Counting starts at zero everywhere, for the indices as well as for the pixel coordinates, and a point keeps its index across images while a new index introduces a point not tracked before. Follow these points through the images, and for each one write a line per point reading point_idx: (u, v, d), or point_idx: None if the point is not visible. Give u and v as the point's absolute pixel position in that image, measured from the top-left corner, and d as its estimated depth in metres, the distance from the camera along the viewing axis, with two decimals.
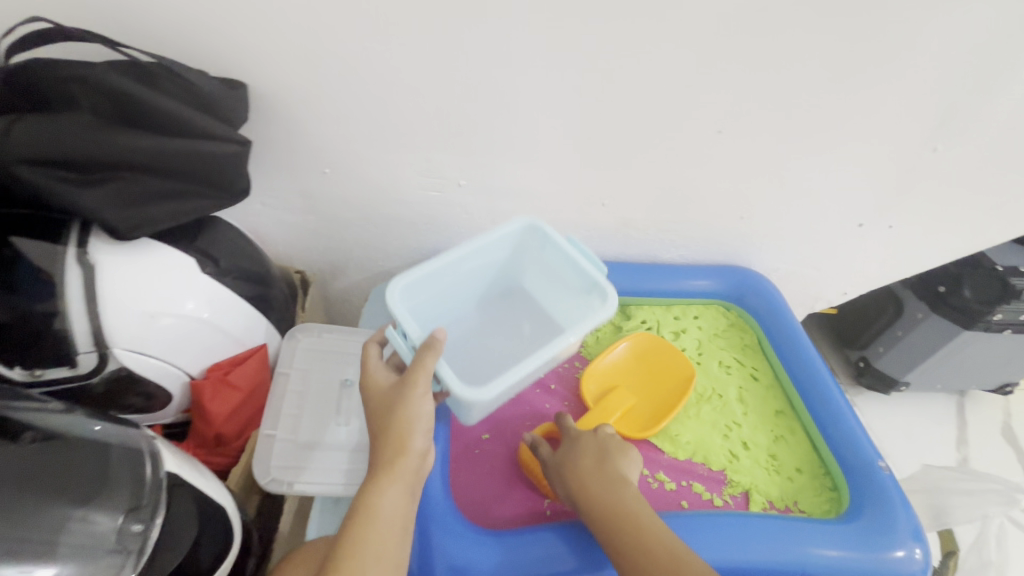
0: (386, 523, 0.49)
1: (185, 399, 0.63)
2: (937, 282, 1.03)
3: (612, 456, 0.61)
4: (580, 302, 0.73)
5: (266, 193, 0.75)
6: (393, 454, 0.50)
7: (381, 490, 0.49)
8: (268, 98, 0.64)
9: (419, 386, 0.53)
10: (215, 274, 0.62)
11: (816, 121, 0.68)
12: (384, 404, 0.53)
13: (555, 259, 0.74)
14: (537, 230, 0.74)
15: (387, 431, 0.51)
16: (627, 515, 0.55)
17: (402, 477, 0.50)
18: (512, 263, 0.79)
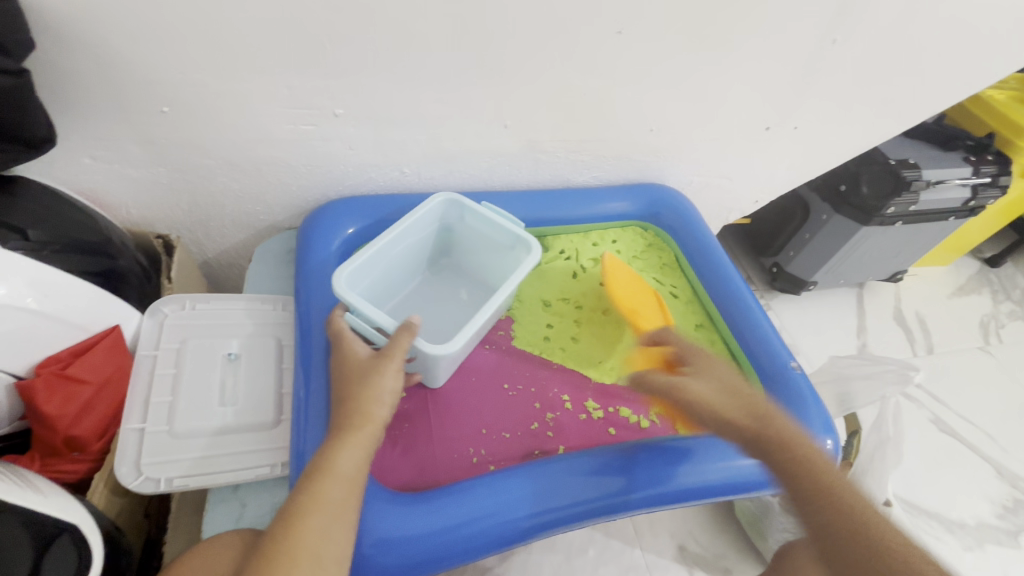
0: (344, 485, 0.44)
1: (16, 404, 0.51)
2: (838, 181, 1.06)
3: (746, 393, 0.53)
4: (508, 259, 0.72)
5: (89, 144, 0.60)
6: (361, 417, 0.48)
7: (343, 450, 0.45)
8: (57, 19, 0.48)
9: (393, 362, 0.51)
10: (24, 248, 0.51)
11: (720, 16, 0.63)
12: (356, 372, 0.51)
13: (479, 224, 0.71)
14: (455, 201, 0.71)
15: (356, 396, 0.49)
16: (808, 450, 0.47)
17: (364, 442, 0.47)
18: (440, 241, 0.75)
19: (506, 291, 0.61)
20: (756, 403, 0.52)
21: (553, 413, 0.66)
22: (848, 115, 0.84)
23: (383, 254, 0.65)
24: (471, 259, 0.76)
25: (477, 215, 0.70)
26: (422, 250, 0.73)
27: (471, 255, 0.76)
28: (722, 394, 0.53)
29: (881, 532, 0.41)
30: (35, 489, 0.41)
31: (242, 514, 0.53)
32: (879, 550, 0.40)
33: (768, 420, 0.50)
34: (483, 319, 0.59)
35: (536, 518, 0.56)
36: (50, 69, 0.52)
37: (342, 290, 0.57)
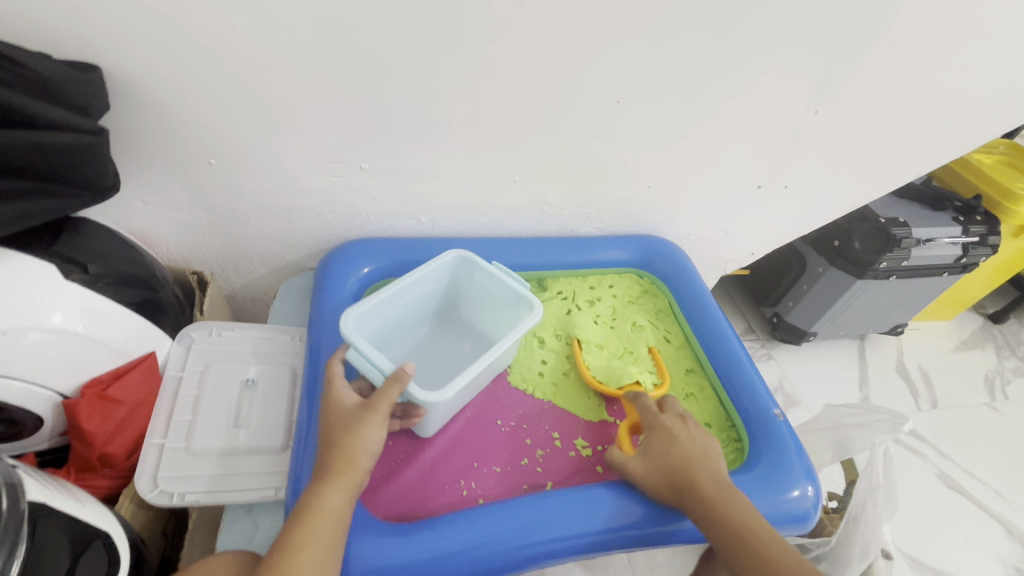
0: (327, 525, 0.49)
1: (59, 421, 0.56)
2: (832, 237, 1.10)
3: (671, 435, 0.62)
4: (513, 315, 0.76)
5: (141, 189, 0.67)
6: (347, 465, 0.51)
7: (329, 495, 0.50)
8: (131, 84, 0.56)
9: (379, 415, 0.53)
10: (85, 282, 0.56)
11: (707, 90, 0.71)
12: (343, 420, 0.53)
13: (486, 280, 0.76)
14: (466, 259, 0.76)
15: (342, 443, 0.52)
16: (692, 475, 0.59)
17: (347, 485, 0.51)
18: (449, 294, 0.80)
19: (503, 344, 0.65)
20: (688, 479, 0.58)
21: (544, 451, 0.68)
22: (834, 177, 0.90)
23: (392, 299, 0.70)
24: (477, 312, 0.81)
25: (486, 273, 0.75)
26: (431, 298, 0.78)
27: (478, 309, 0.81)
28: (691, 472, 0.59)
29: (710, 507, 0.56)
30: (75, 498, 0.45)
31: (254, 534, 0.56)
32: (693, 492, 0.58)
33: (705, 497, 0.57)
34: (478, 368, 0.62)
35: (526, 547, 0.58)
36: (120, 126, 0.60)
37: (348, 330, 0.61)
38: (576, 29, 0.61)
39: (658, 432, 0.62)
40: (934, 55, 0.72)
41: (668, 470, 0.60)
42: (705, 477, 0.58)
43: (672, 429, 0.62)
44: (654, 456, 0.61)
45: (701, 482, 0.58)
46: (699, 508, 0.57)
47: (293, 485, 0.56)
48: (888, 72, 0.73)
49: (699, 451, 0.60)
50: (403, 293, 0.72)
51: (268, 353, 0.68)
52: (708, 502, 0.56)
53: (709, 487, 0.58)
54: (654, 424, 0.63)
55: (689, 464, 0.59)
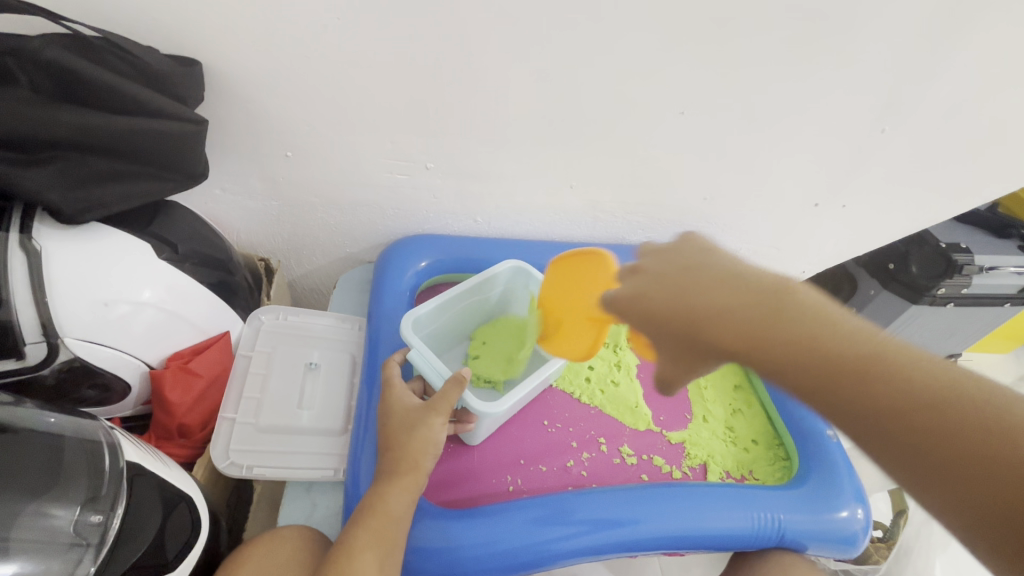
0: (391, 525, 0.50)
1: (144, 390, 0.60)
2: (886, 259, 1.08)
3: (695, 289, 0.42)
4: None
5: (222, 176, 0.71)
6: (410, 465, 0.52)
7: (394, 495, 0.51)
8: (227, 79, 0.60)
9: (440, 416, 0.53)
10: (172, 259, 0.60)
11: (774, 105, 0.71)
12: (404, 422, 0.53)
13: (541, 295, 0.77)
14: (525, 271, 0.77)
15: (406, 446, 0.52)
16: (866, 379, 0.34)
17: (410, 486, 0.52)
18: (505, 301, 0.81)
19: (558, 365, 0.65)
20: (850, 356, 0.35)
21: (589, 454, 0.69)
22: (895, 198, 0.88)
23: (448, 306, 0.71)
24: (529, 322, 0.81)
25: (545, 288, 0.75)
26: (485, 307, 0.79)
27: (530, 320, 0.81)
28: (847, 336, 0.36)
29: (945, 440, 0.31)
30: (163, 462, 0.48)
31: (312, 511, 0.59)
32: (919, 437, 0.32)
33: (934, 416, 0.32)
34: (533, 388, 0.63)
35: (570, 545, 0.59)
36: (211, 117, 0.64)
37: (409, 334, 0.63)
38: (648, 42, 0.62)
39: (701, 295, 0.41)
40: (1015, 78, 0.70)
41: (718, 318, 0.40)
42: (881, 369, 0.34)
43: (797, 310, 0.38)
44: (718, 343, 0.39)
45: (848, 386, 0.34)
46: (929, 461, 0.32)
47: (354, 465, 0.58)
48: (964, 94, 0.72)
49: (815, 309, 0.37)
50: (461, 296, 0.73)
51: (329, 340, 0.71)
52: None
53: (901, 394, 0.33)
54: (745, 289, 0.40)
55: (850, 356, 0.35)
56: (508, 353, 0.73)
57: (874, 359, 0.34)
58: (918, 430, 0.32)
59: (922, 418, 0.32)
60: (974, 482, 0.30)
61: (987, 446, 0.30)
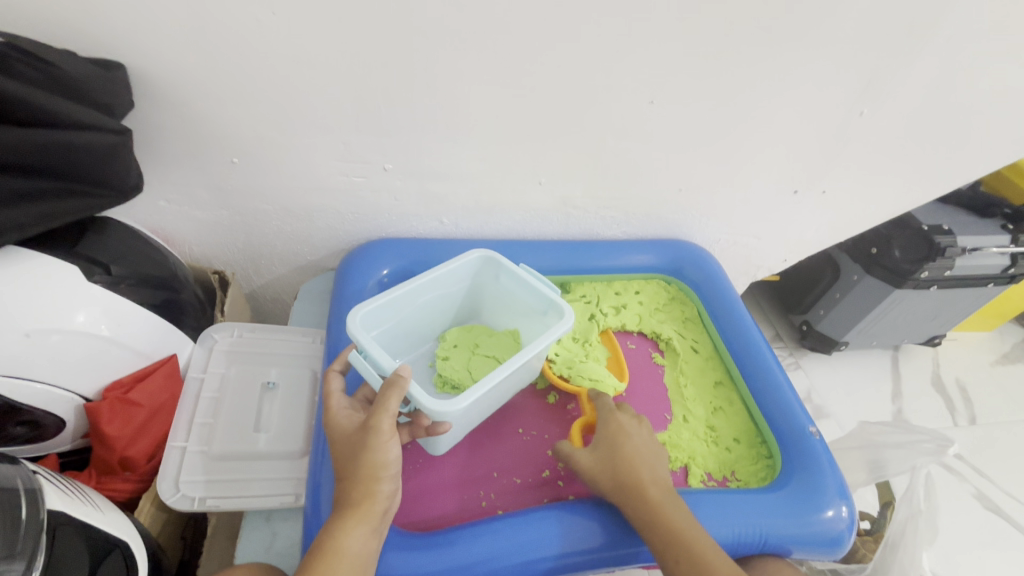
0: (348, 565, 0.46)
1: (81, 423, 0.56)
2: (869, 244, 1.05)
3: (629, 440, 0.61)
4: (541, 324, 0.72)
5: (163, 187, 0.67)
6: (363, 496, 0.48)
7: (348, 532, 0.47)
8: (157, 83, 0.55)
9: (383, 435, 0.48)
10: (107, 283, 0.55)
11: (746, 91, 0.68)
12: (348, 448, 0.49)
13: (511, 285, 0.73)
14: (492, 261, 0.73)
15: (354, 475, 0.48)
16: (639, 485, 0.58)
17: (367, 518, 0.48)
18: (474, 295, 0.77)
19: (527, 355, 0.60)
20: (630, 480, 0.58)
21: (566, 463, 0.66)
22: (876, 183, 0.86)
23: (410, 297, 0.67)
24: (501, 315, 0.77)
25: (512, 276, 0.71)
26: (453, 302, 0.75)
27: (502, 314, 0.77)
28: (639, 441, 0.61)
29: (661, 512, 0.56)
30: (95, 506, 0.45)
31: (272, 542, 0.55)
32: (645, 496, 0.57)
33: (658, 509, 0.56)
34: (497, 378, 0.57)
35: (545, 562, 0.56)
36: (144, 124, 0.59)
37: (356, 329, 0.57)
38: (610, 30, 0.58)
39: (617, 433, 0.62)
40: (995, 54, 0.67)
41: (612, 463, 0.59)
42: (652, 480, 0.59)
43: (630, 461, 0.59)
44: (601, 457, 0.60)
45: (632, 499, 0.57)
46: (634, 494, 0.57)
47: (313, 491, 0.55)
48: (943, 73, 0.69)
49: (651, 450, 0.62)
50: (423, 290, 0.69)
51: (288, 356, 0.67)
52: (659, 510, 0.56)
53: (639, 487, 0.58)
54: (637, 455, 0.60)
55: (647, 489, 0.58)
56: (479, 356, 0.70)
57: (639, 492, 0.57)
58: (632, 484, 0.58)
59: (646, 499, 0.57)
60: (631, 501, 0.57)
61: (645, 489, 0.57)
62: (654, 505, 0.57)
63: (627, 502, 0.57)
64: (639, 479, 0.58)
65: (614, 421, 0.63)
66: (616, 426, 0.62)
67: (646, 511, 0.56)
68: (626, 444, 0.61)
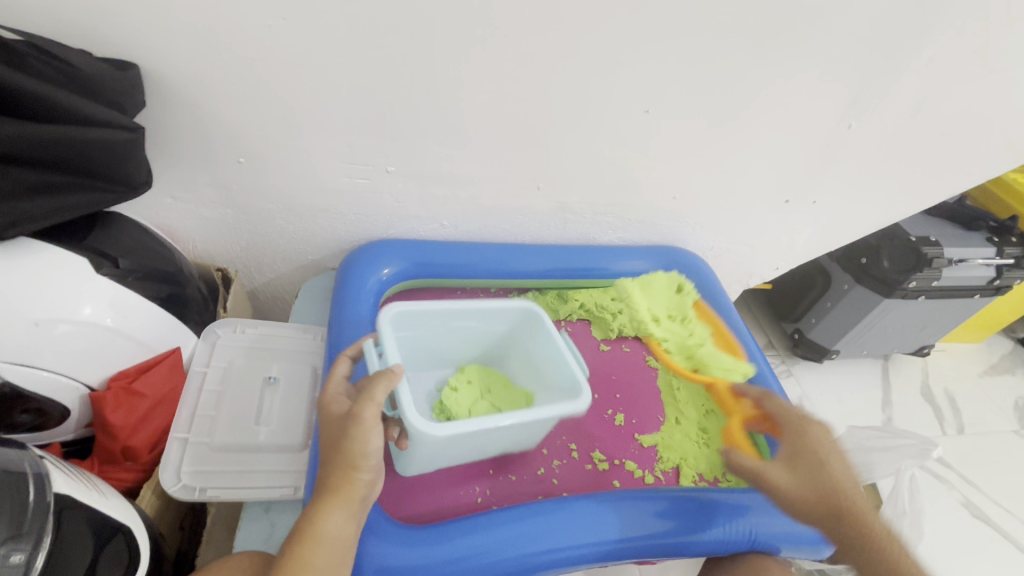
0: (326, 548, 0.47)
1: (84, 413, 0.57)
2: (859, 254, 1.08)
3: (834, 457, 0.59)
4: (559, 397, 0.67)
5: (171, 184, 0.68)
6: (341, 481, 0.49)
7: (326, 516, 0.48)
8: (169, 84, 0.57)
9: (365, 424, 0.48)
10: (114, 275, 0.56)
11: (738, 102, 0.70)
12: (331, 434, 0.49)
13: (546, 350, 0.69)
14: (535, 316, 0.70)
15: (334, 461, 0.49)
16: (839, 513, 0.55)
17: (347, 504, 0.49)
18: (509, 342, 0.74)
19: (523, 416, 0.57)
20: (849, 502, 0.55)
21: (560, 461, 0.68)
22: (865, 194, 0.88)
23: (444, 316, 0.67)
24: (527, 375, 0.73)
25: (551, 340, 0.67)
26: (479, 343, 0.73)
27: (528, 374, 0.73)
28: (839, 457, 0.59)
29: (867, 523, 0.55)
30: (98, 491, 0.46)
31: (271, 533, 0.57)
32: (858, 521, 0.55)
33: (863, 525, 0.55)
34: (484, 424, 0.55)
35: (538, 556, 0.57)
36: (155, 123, 0.61)
37: (383, 326, 0.59)
38: (608, 41, 0.60)
39: (817, 448, 0.59)
40: (975, 73, 0.70)
41: (816, 486, 0.57)
42: (856, 498, 0.56)
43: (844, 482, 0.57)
44: (795, 475, 0.58)
45: (835, 526, 0.55)
46: (829, 519, 0.55)
47: (311, 482, 0.56)
48: (927, 88, 0.72)
49: (843, 459, 0.59)
50: (459, 314, 0.68)
51: (289, 352, 0.68)
52: (866, 535, 0.54)
53: (855, 506, 0.55)
54: (840, 471, 0.57)
55: (843, 509, 0.55)
56: (484, 403, 0.68)
57: (866, 517, 0.56)
58: (828, 511, 0.55)
59: (851, 524, 0.54)
60: (834, 524, 0.55)
61: (846, 516, 0.55)
62: (865, 533, 0.55)
63: (839, 530, 0.55)
64: (852, 501, 0.56)
65: (806, 436, 0.60)
66: (813, 442, 0.59)
67: (867, 538, 0.55)
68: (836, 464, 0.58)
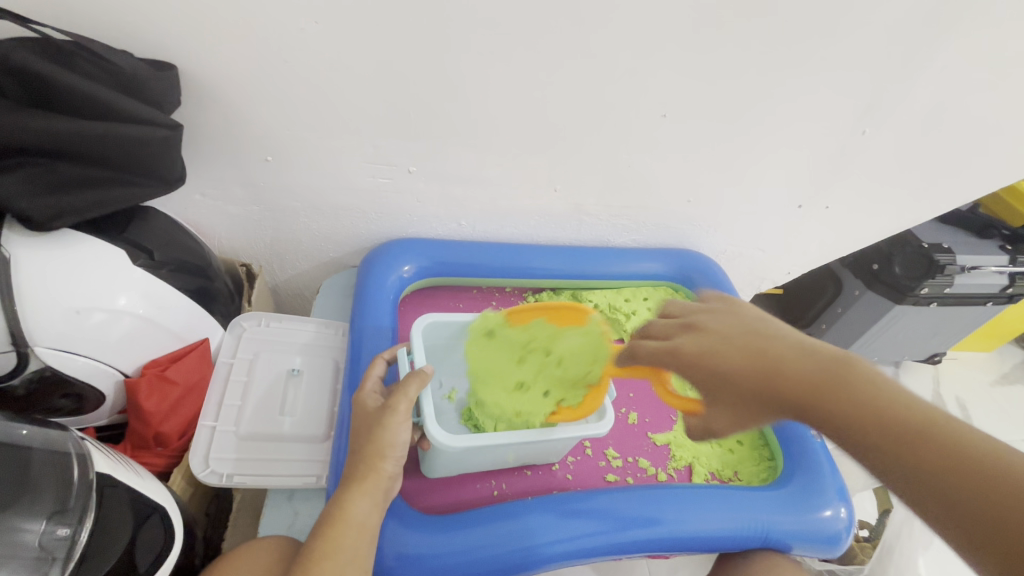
0: (353, 532, 0.49)
1: (119, 399, 0.59)
2: (871, 260, 1.09)
3: (804, 370, 0.44)
4: None
5: (200, 181, 0.70)
6: (368, 470, 0.51)
7: (354, 502, 0.50)
8: (205, 84, 0.59)
9: (398, 415, 0.51)
10: (149, 266, 0.59)
11: (753, 108, 0.71)
12: (364, 424, 0.52)
13: None
14: None
15: (364, 450, 0.51)
16: (920, 439, 0.39)
17: (373, 491, 0.51)
18: None
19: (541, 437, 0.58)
20: (897, 415, 0.41)
21: (574, 457, 0.69)
22: (877, 200, 0.89)
23: (475, 327, 0.68)
24: None
25: None
26: None
27: None
28: (802, 357, 0.45)
29: (941, 442, 0.39)
30: (137, 473, 0.48)
31: (294, 520, 0.58)
32: (941, 445, 0.39)
33: (947, 441, 0.39)
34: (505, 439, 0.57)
35: (555, 547, 0.59)
36: (189, 122, 0.63)
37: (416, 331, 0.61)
38: (628, 47, 0.62)
39: (781, 373, 0.44)
40: (987, 81, 0.71)
41: (850, 424, 0.41)
42: (894, 406, 0.41)
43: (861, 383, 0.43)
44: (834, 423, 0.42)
45: (926, 457, 0.38)
46: (915, 453, 0.39)
47: (335, 471, 0.57)
48: (941, 96, 0.73)
49: (830, 358, 0.45)
50: None
51: (312, 346, 0.70)
52: (963, 459, 0.38)
53: (932, 432, 0.39)
54: (839, 382, 0.43)
55: (910, 427, 0.40)
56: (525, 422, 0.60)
57: (925, 419, 0.40)
58: (894, 442, 0.40)
59: (935, 451, 0.38)
60: (934, 465, 0.38)
61: (919, 439, 0.39)
62: (946, 448, 0.38)
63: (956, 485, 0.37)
64: (907, 422, 0.40)
65: (768, 363, 0.45)
66: (782, 367, 0.45)
67: (953, 456, 0.38)
68: (797, 367, 0.45)
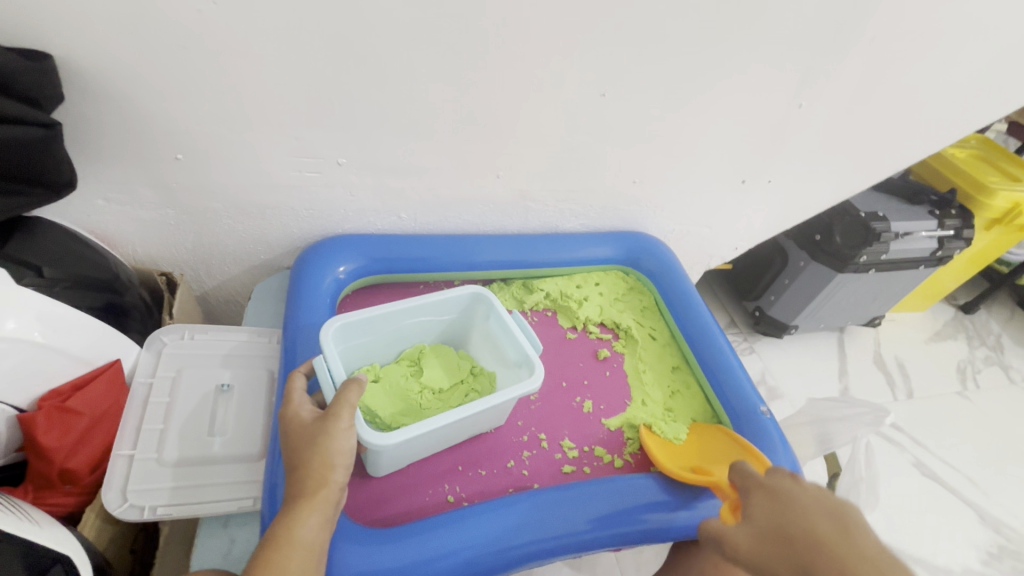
0: (302, 553, 0.45)
1: (14, 436, 0.52)
2: (813, 231, 1.11)
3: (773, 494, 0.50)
4: (513, 376, 0.66)
5: (100, 185, 0.63)
6: (316, 484, 0.47)
7: (302, 520, 0.46)
8: (89, 76, 0.52)
9: (341, 422, 0.48)
10: (38, 286, 0.54)
11: (694, 84, 0.70)
12: (303, 436, 0.48)
13: (497, 328, 0.68)
14: (484, 298, 0.69)
15: (306, 464, 0.46)
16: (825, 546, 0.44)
17: (323, 506, 0.47)
18: (463, 330, 0.73)
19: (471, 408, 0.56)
20: (797, 530, 0.46)
21: (530, 452, 0.67)
22: (817, 172, 0.91)
23: (390, 319, 0.65)
24: (483, 359, 0.72)
25: (500, 321, 0.67)
26: (435, 334, 0.72)
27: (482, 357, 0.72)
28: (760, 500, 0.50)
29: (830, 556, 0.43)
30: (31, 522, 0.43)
31: (231, 549, 0.54)
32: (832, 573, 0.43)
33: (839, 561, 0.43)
34: (439, 424, 0.54)
35: (512, 549, 0.57)
36: (75, 119, 0.55)
37: (326, 339, 0.57)
38: (561, 22, 0.59)
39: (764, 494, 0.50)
40: (914, 52, 0.73)
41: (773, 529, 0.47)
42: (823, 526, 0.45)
43: (862, 529, 0.45)
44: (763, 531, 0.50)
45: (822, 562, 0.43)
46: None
47: (270, 491, 0.53)
48: (872, 67, 0.74)
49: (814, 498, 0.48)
50: (408, 313, 0.66)
51: (244, 358, 0.65)
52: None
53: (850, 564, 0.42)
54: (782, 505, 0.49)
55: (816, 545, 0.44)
56: (459, 393, 0.65)
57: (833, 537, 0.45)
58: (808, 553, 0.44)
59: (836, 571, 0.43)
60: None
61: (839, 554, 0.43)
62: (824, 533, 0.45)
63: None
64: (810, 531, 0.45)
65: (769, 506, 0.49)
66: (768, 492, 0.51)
67: None
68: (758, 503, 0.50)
